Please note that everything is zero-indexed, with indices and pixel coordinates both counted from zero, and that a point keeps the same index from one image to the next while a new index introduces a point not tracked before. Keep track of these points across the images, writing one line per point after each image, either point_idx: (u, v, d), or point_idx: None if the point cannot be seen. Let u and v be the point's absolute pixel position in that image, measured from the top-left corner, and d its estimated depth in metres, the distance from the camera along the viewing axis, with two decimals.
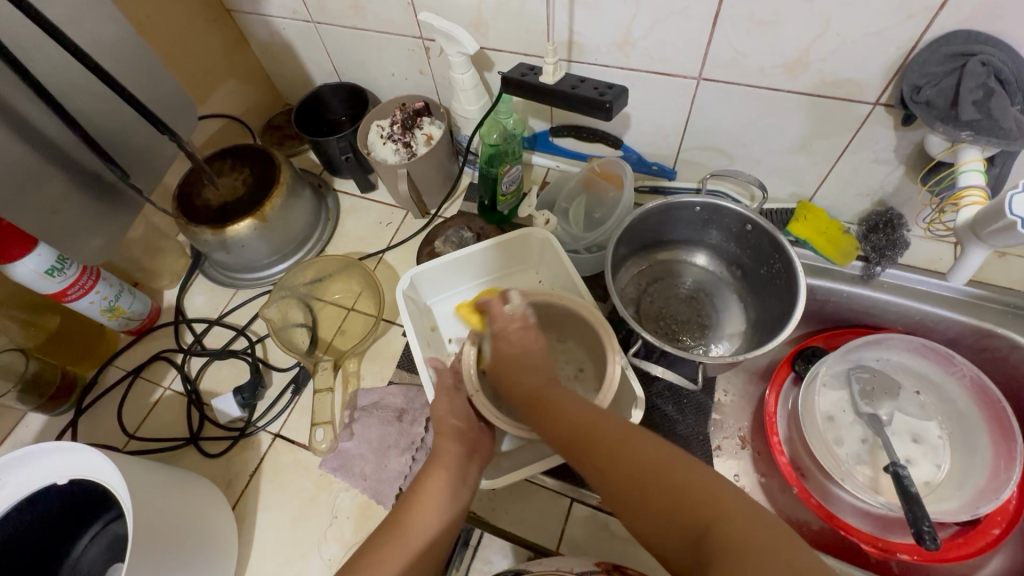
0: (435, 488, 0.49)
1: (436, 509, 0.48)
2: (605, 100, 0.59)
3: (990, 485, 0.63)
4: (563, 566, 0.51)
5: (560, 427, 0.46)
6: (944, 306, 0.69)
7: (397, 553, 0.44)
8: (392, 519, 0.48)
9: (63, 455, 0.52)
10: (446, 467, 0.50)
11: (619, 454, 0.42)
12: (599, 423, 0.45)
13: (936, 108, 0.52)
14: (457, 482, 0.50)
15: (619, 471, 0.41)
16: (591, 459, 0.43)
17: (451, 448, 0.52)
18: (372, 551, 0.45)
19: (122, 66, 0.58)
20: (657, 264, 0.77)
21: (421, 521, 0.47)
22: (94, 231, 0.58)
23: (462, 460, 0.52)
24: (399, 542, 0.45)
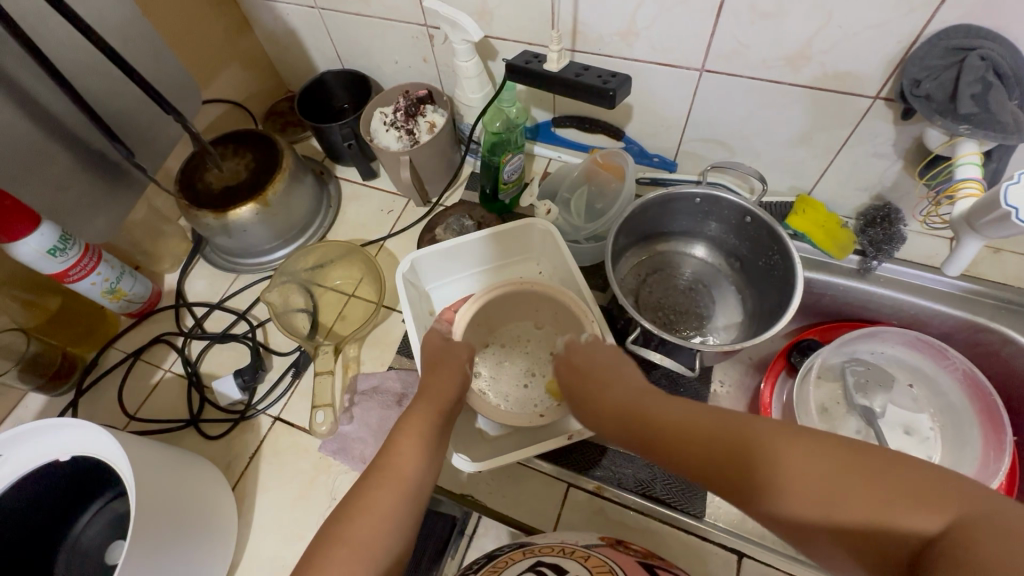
0: (418, 434, 0.51)
1: (420, 452, 0.49)
2: (609, 88, 0.59)
3: (980, 476, 0.64)
4: (567, 540, 0.51)
5: (665, 442, 0.45)
6: (939, 300, 0.70)
7: (386, 495, 0.45)
8: (376, 464, 0.48)
9: (65, 432, 0.52)
10: (430, 407, 0.53)
11: (742, 457, 0.39)
12: (708, 423, 0.43)
13: (935, 102, 0.53)
14: (439, 429, 0.52)
15: (749, 473, 0.38)
16: (717, 468, 0.40)
17: (436, 402, 0.54)
18: (363, 496, 0.45)
19: (128, 46, 0.58)
20: (656, 255, 0.78)
21: (407, 464, 0.48)
22: (97, 210, 0.58)
23: (448, 408, 0.55)
24: (389, 484, 0.46)
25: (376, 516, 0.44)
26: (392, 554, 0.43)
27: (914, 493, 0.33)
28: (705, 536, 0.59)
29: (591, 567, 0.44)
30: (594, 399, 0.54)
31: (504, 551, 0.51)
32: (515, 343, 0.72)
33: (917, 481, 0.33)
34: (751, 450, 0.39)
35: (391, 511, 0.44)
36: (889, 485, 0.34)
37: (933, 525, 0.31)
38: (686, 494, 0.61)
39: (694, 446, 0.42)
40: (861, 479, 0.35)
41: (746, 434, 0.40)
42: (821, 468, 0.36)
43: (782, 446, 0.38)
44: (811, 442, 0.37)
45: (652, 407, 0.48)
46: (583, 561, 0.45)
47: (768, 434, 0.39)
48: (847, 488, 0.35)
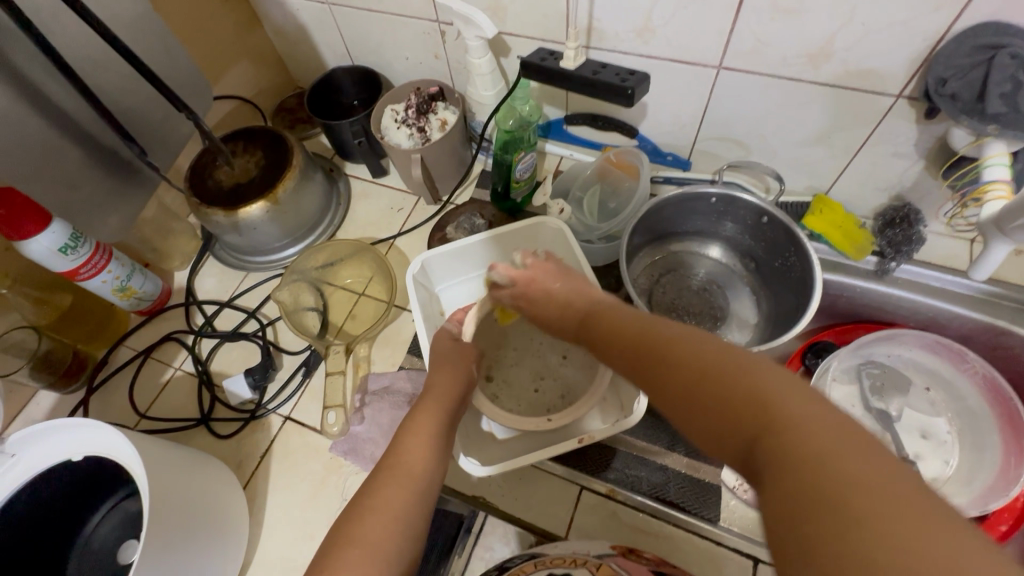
0: (426, 432, 0.50)
1: (428, 450, 0.49)
2: (626, 86, 0.58)
3: (1000, 482, 0.63)
4: (579, 551, 0.51)
5: (613, 336, 0.42)
6: (958, 303, 0.69)
7: (395, 493, 0.45)
8: (385, 462, 0.48)
9: (77, 431, 0.52)
10: (436, 407, 0.53)
11: (669, 356, 0.36)
12: (653, 326, 0.40)
13: (961, 101, 0.51)
14: (446, 427, 0.52)
15: (670, 370, 0.35)
16: (646, 361, 0.38)
17: (442, 399, 0.54)
18: (374, 496, 0.45)
19: (140, 43, 0.58)
20: (670, 255, 0.77)
21: (416, 462, 0.47)
22: (109, 209, 0.58)
23: (455, 407, 0.54)
24: (399, 482, 0.46)
25: (386, 514, 0.43)
26: (404, 553, 0.42)
27: (813, 426, 0.27)
28: (720, 541, 0.59)
29: None
30: (560, 311, 0.53)
31: (515, 562, 0.50)
32: (527, 345, 0.72)
33: (830, 419, 0.27)
34: (681, 352, 0.35)
35: (402, 510, 0.44)
36: (798, 412, 0.28)
37: (802, 453, 0.26)
38: (701, 497, 0.61)
39: (633, 343, 0.40)
40: (772, 401, 0.29)
41: (683, 337, 0.36)
42: (736, 376, 0.31)
43: (712, 355, 0.33)
44: (752, 361, 0.32)
45: (616, 313, 0.45)
46: None
47: (705, 343, 0.35)
48: (754, 402, 0.30)
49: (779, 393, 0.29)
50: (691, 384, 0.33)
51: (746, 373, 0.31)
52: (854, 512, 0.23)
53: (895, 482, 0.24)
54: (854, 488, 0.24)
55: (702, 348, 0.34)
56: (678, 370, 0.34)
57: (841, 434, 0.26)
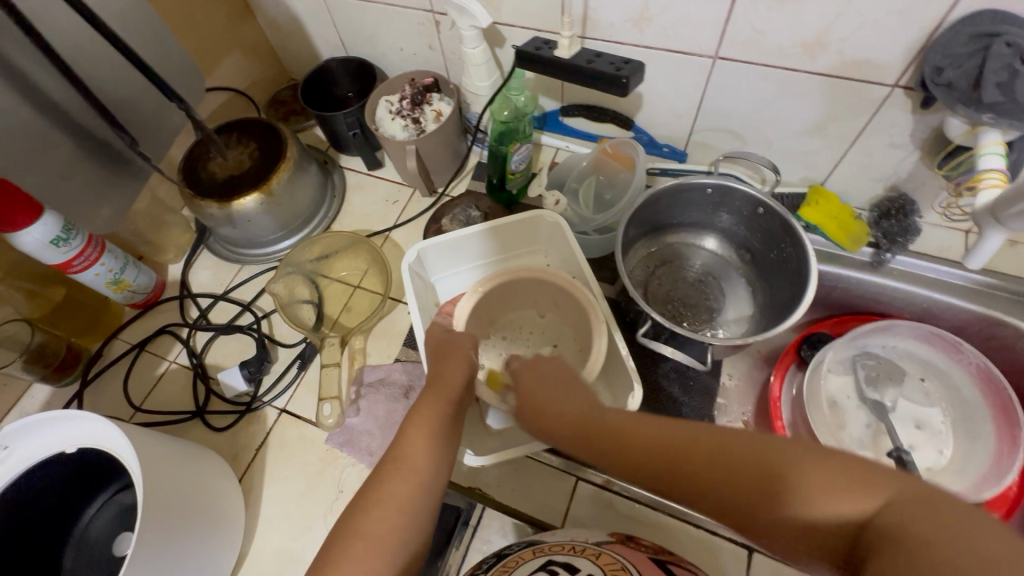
0: (429, 423, 0.50)
1: (432, 442, 0.48)
2: (621, 76, 0.58)
3: (992, 472, 0.63)
4: (576, 539, 0.50)
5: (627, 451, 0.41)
6: (953, 294, 0.69)
7: (399, 485, 0.45)
8: (388, 456, 0.48)
9: (71, 424, 0.51)
10: (437, 398, 0.52)
11: (716, 464, 0.37)
12: (677, 430, 0.40)
13: (957, 90, 0.51)
14: (450, 418, 0.52)
15: (725, 476, 0.36)
16: (686, 474, 0.38)
17: (444, 390, 0.53)
18: (376, 489, 0.45)
19: (130, 32, 0.57)
20: (666, 246, 0.76)
21: (420, 454, 0.47)
22: (100, 201, 0.57)
23: (457, 396, 0.54)
24: (403, 474, 0.45)
25: (391, 508, 0.43)
26: (410, 546, 0.42)
27: (899, 493, 0.30)
28: (714, 530, 0.59)
29: (604, 565, 0.44)
30: (556, 411, 0.48)
31: (514, 550, 0.50)
32: (522, 331, 0.72)
33: (909, 483, 0.30)
34: (731, 452, 0.37)
35: (406, 503, 0.44)
36: (872, 487, 0.31)
37: (909, 527, 0.28)
38: None
39: (659, 454, 0.39)
40: (847, 479, 0.32)
41: (717, 439, 0.38)
42: (794, 464, 0.34)
43: (760, 450, 0.36)
44: (799, 448, 0.35)
45: (609, 419, 0.44)
46: (595, 558, 0.45)
47: (742, 441, 0.37)
48: (828, 487, 0.32)
49: (851, 473, 0.32)
50: (755, 483, 0.35)
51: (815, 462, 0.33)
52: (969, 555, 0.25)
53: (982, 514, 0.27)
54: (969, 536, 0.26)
55: (745, 444, 0.37)
56: (734, 470, 0.36)
57: (908, 490, 0.29)
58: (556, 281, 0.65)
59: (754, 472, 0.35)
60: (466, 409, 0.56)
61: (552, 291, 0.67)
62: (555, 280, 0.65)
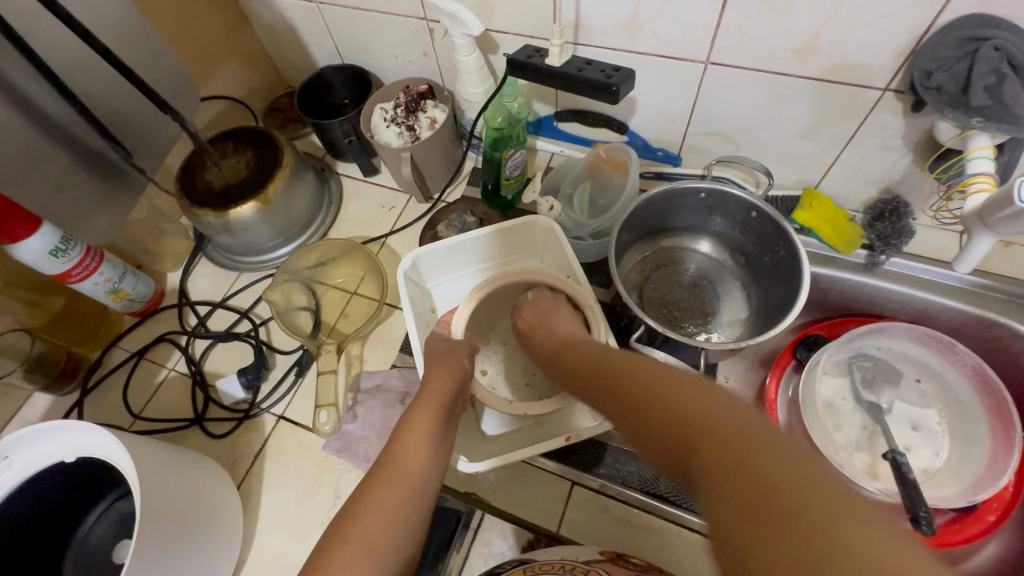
0: (423, 429, 0.51)
1: (425, 448, 0.49)
2: (611, 83, 0.58)
3: (988, 474, 0.63)
4: (567, 556, 0.50)
5: (602, 380, 0.45)
6: (948, 296, 0.69)
7: (391, 491, 0.45)
8: (382, 461, 0.48)
9: (70, 432, 0.52)
10: (432, 409, 0.53)
11: (652, 405, 0.37)
12: (648, 368, 0.42)
13: (946, 94, 0.51)
14: (443, 424, 0.52)
15: (655, 417, 0.36)
16: (630, 405, 0.39)
17: (437, 399, 0.54)
18: (368, 495, 0.45)
19: (124, 45, 0.58)
20: (661, 250, 0.77)
21: (412, 460, 0.48)
22: (97, 212, 0.58)
23: (450, 404, 0.55)
24: (395, 480, 0.46)
25: (382, 512, 0.43)
26: (401, 549, 0.42)
27: (772, 460, 0.28)
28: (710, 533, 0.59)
29: None
30: (559, 349, 0.55)
31: (504, 569, 0.51)
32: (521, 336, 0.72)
33: (796, 454, 0.28)
34: (663, 399, 0.37)
35: (397, 508, 0.44)
36: (759, 449, 0.29)
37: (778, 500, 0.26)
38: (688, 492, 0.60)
39: (621, 386, 0.42)
40: (738, 442, 0.30)
41: (667, 382, 0.38)
42: (711, 417, 0.33)
43: (693, 399, 0.35)
44: (729, 404, 0.33)
45: (598, 355, 0.49)
46: None
47: (686, 387, 0.36)
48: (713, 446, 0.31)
49: (752, 434, 0.30)
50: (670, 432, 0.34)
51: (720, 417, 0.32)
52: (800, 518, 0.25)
53: (837, 498, 0.26)
54: (817, 509, 0.25)
55: (682, 392, 0.36)
56: (660, 416, 0.36)
57: (785, 461, 0.28)
58: (554, 280, 0.66)
59: (675, 420, 0.34)
60: (458, 415, 0.57)
61: (550, 294, 0.68)
62: (553, 279, 0.66)
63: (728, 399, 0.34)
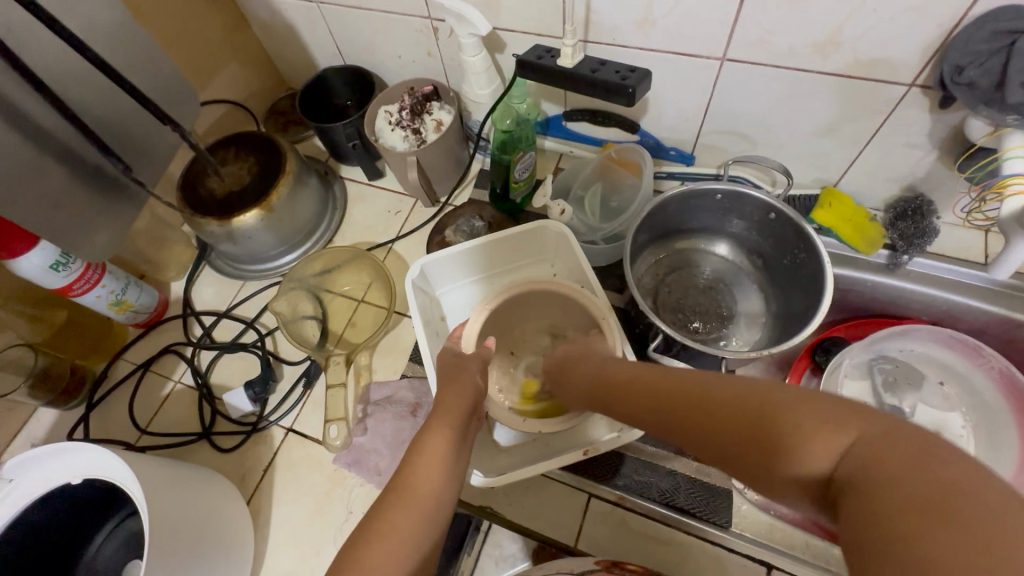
0: (437, 450, 0.49)
1: (440, 471, 0.48)
2: (626, 85, 0.56)
3: (1016, 480, 0.62)
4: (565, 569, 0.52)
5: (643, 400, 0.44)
6: (973, 296, 0.67)
7: (404, 514, 0.44)
8: (395, 482, 0.47)
9: (76, 455, 0.51)
10: (449, 431, 0.51)
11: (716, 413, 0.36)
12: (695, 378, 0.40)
13: (979, 90, 0.49)
14: (457, 446, 0.51)
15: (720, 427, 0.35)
16: (689, 419, 0.38)
17: (452, 420, 0.53)
18: (381, 518, 0.43)
19: (119, 53, 0.56)
20: (675, 252, 0.75)
21: (425, 483, 0.46)
22: (97, 226, 0.56)
23: (463, 424, 0.54)
24: (408, 504, 0.45)
25: (395, 537, 0.42)
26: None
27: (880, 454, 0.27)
28: (726, 545, 0.58)
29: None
30: (578, 378, 0.54)
31: None
32: (534, 346, 0.70)
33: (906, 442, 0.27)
34: (731, 406, 0.35)
35: (409, 533, 0.42)
36: (857, 446, 0.28)
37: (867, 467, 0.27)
38: (712, 504, 0.60)
39: (672, 402, 0.41)
40: (770, 415, 0.33)
41: (727, 388, 0.37)
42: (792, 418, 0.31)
43: (760, 404, 0.34)
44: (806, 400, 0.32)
45: (629, 376, 0.48)
46: None
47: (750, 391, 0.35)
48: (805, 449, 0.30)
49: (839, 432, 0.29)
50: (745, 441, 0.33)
51: (761, 395, 0.34)
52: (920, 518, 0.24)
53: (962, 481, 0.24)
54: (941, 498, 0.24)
55: (748, 395, 0.35)
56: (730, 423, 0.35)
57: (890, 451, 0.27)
58: (564, 288, 0.64)
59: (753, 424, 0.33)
60: (472, 437, 0.55)
61: (562, 302, 0.66)
62: (564, 288, 0.64)
63: (805, 394, 0.33)
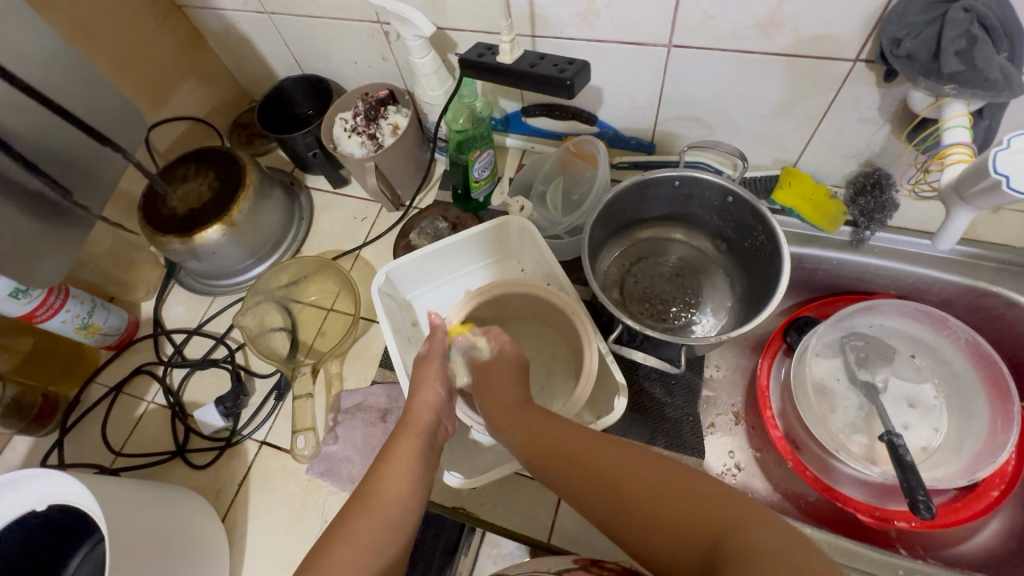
0: (404, 461, 0.49)
1: (408, 479, 0.48)
2: (565, 77, 0.55)
3: (988, 449, 0.62)
4: (541, 568, 0.51)
5: (587, 485, 0.44)
6: (937, 268, 0.67)
7: (370, 521, 0.44)
8: (358, 493, 0.47)
9: (34, 484, 0.51)
10: (418, 438, 0.51)
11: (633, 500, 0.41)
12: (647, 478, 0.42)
13: (917, 61, 0.48)
14: (427, 453, 0.51)
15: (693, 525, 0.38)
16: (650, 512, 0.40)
17: (421, 426, 0.53)
18: (343, 526, 0.44)
19: (56, 78, 0.57)
20: (641, 242, 0.75)
21: (392, 492, 0.46)
22: (46, 252, 0.57)
23: (431, 431, 0.53)
24: (374, 512, 0.45)
25: (357, 547, 0.42)
26: None
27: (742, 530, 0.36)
28: None
29: None
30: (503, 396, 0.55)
31: None
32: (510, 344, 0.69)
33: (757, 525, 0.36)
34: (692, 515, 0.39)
35: (373, 542, 0.43)
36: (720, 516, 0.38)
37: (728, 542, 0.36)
38: None
39: (632, 494, 0.42)
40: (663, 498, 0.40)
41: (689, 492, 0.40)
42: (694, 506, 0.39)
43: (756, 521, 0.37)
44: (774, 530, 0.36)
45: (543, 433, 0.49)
46: None
47: (703, 499, 0.39)
48: (744, 548, 0.35)
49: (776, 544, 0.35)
50: (708, 537, 0.37)
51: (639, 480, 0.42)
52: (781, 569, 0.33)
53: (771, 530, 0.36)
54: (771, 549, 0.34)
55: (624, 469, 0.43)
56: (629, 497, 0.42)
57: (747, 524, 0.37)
58: (546, 293, 0.63)
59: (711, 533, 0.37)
60: (444, 441, 0.55)
61: (544, 307, 0.65)
62: (548, 293, 0.63)
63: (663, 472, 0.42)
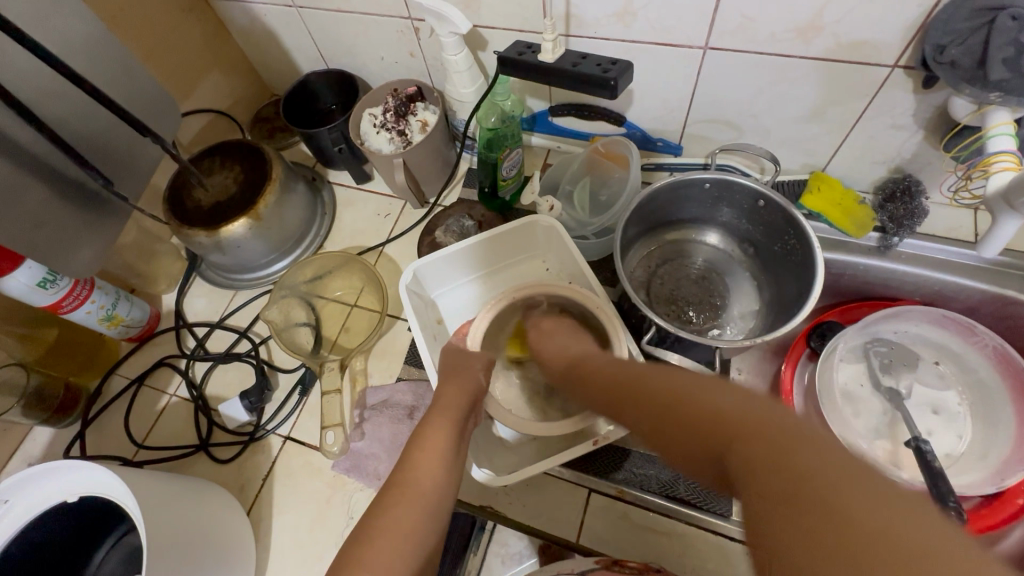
0: (436, 447, 0.48)
1: (441, 467, 0.47)
2: (609, 78, 0.56)
3: (1015, 457, 0.61)
4: (564, 569, 0.51)
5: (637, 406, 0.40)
6: (965, 275, 0.67)
7: (408, 510, 0.43)
8: (393, 482, 0.45)
9: (66, 475, 0.51)
10: (449, 423, 0.51)
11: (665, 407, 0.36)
12: (764, 421, 0.29)
13: (960, 68, 0.49)
14: (458, 440, 0.50)
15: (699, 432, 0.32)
16: (743, 459, 0.29)
17: (451, 411, 0.52)
18: (380, 516, 0.42)
19: (93, 66, 0.56)
20: (666, 244, 0.75)
21: (427, 478, 0.45)
22: (77, 243, 0.56)
23: (464, 418, 0.53)
24: (412, 500, 0.43)
25: (398, 535, 0.41)
26: (411, 574, 0.39)
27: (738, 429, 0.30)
28: (732, 535, 0.58)
29: None
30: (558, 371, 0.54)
31: None
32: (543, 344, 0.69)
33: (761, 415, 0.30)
34: (814, 498, 0.24)
35: (412, 529, 0.41)
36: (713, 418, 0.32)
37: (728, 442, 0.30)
38: (710, 493, 0.60)
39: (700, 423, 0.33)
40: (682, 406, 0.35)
41: (828, 474, 0.25)
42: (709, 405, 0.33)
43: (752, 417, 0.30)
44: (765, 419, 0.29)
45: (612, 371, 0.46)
46: None
47: (791, 455, 0.27)
48: (830, 506, 0.24)
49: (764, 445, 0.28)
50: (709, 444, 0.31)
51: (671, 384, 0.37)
52: (786, 471, 0.26)
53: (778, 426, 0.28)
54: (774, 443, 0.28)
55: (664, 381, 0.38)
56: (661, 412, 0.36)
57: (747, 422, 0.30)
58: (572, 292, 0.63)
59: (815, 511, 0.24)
60: (472, 431, 0.54)
61: (572, 308, 0.65)
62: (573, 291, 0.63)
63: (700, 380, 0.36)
